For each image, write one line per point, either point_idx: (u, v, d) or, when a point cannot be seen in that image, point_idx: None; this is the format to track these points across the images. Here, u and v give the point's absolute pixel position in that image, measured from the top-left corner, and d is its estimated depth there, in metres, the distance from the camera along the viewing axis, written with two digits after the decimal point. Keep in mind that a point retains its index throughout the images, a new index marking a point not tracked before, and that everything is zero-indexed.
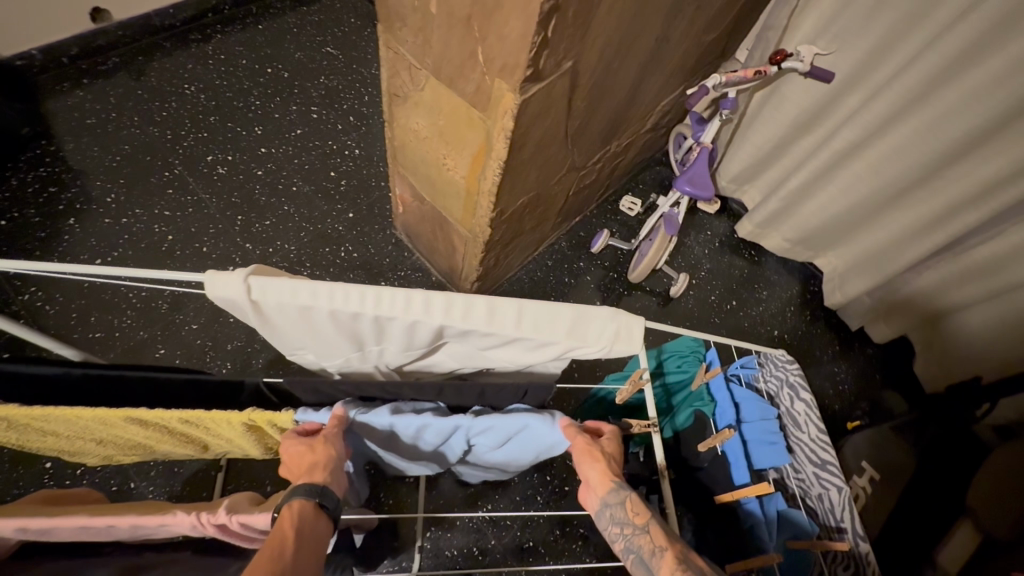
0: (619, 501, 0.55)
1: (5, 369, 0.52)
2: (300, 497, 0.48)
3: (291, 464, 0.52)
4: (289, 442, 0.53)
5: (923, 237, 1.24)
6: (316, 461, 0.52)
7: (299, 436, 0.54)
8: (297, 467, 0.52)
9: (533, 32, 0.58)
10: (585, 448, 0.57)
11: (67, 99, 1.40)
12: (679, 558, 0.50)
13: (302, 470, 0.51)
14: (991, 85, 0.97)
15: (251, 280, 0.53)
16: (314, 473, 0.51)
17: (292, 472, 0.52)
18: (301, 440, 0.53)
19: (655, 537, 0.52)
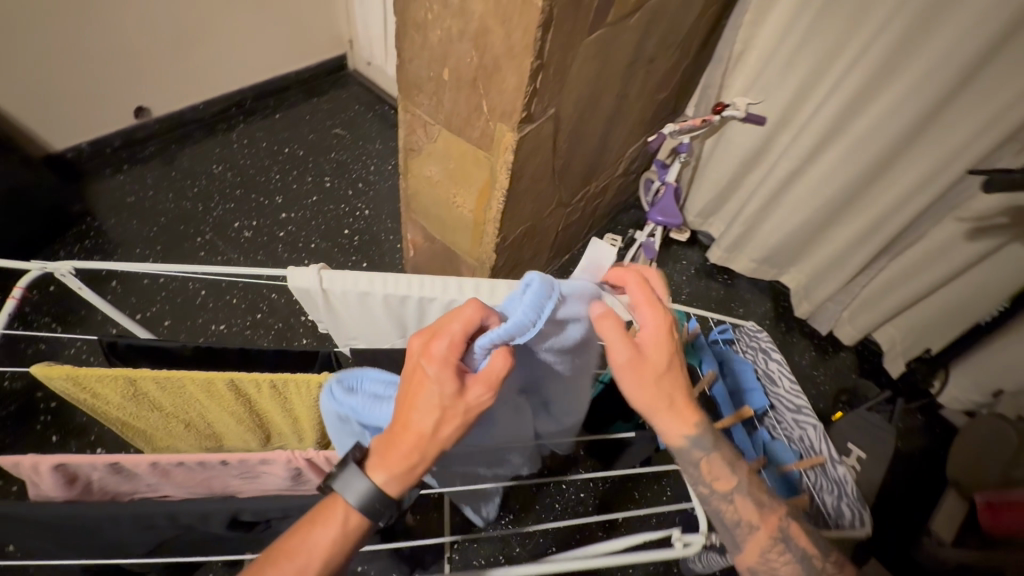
0: (701, 463, 0.60)
1: (135, 344, 0.62)
2: (369, 499, 0.52)
3: (419, 397, 0.51)
4: (442, 352, 0.50)
5: (864, 244, 1.43)
6: (422, 440, 0.51)
7: (440, 390, 0.50)
8: (412, 419, 0.51)
9: (526, 84, 0.79)
10: (630, 370, 0.56)
11: (109, 182, 1.60)
12: (770, 536, 0.60)
13: (400, 447, 0.52)
14: (887, 116, 1.20)
15: (322, 273, 0.67)
16: (409, 468, 0.52)
17: (404, 407, 0.52)
18: (440, 401, 0.50)
19: (742, 511, 0.60)
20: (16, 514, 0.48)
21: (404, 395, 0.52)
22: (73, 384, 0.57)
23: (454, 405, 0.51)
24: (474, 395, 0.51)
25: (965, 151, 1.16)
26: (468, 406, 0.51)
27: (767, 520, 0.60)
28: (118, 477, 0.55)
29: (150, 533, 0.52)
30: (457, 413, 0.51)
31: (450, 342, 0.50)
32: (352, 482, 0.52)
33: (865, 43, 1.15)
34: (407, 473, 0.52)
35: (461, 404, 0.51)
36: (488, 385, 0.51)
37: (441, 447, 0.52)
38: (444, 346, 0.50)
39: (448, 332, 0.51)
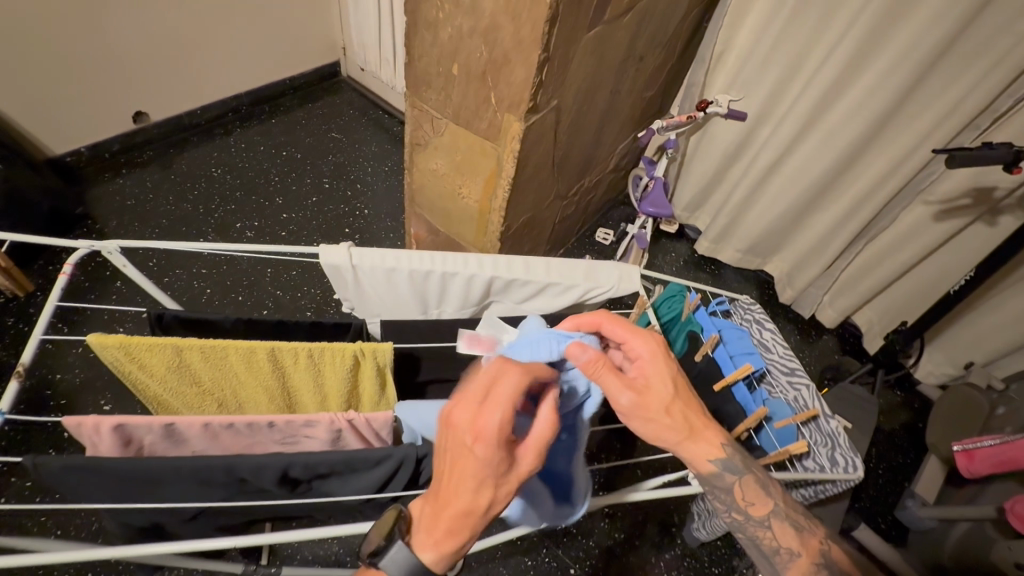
0: (734, 487, 0.60)
1: (181, 317, 0.66)
2: (414, 575, 0.50)
3: (464, 472, 0.48)
4: (490, 428, 0.46)
5: (840, 230, 1.53)
6: (470, 514, 0.49)
7: (488, 464, 0.47)
8: (458, 496, 0.48)
9: (533, 75, 0.85)
10: (636, 413, 0.57)
11: (108, 186, 1.61)
12: (813, 564, 0.58)
13: (444, 522, 0.50)
14: (857, 108, 1.30)
15: (352, 250, 0.71)
16: (455, 542, 0.50)
17: (450, 482, 0.49)
18: (491, 474, 0.48)
19: (782, 539, 0.60)
20: (84, 466, 0.51)
21: (451, 469, 0.49)
22: (125, 354, 0.60)
23: (505, 479, 0.48)
24: (524, 467, 0.49)
25: (929, 137, 1.26)
26: (515, 479, 0.49)
27: (808, 544, 0.60)
28: (170, 440, 0.58)
29: (206, 487, 0.56)
30: (509, 485, 0.49)
31: (501, 417, 0.47)
32: (396, 560, 0.50)
33: (835, 40, 1.25)
34: (453, 546, 0.50)
35: (511, 476, 0.49)
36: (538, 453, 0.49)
37: (488, 519, 0.50)
38: (493, 420, 0.47)
39: (501, 405, 0.47)
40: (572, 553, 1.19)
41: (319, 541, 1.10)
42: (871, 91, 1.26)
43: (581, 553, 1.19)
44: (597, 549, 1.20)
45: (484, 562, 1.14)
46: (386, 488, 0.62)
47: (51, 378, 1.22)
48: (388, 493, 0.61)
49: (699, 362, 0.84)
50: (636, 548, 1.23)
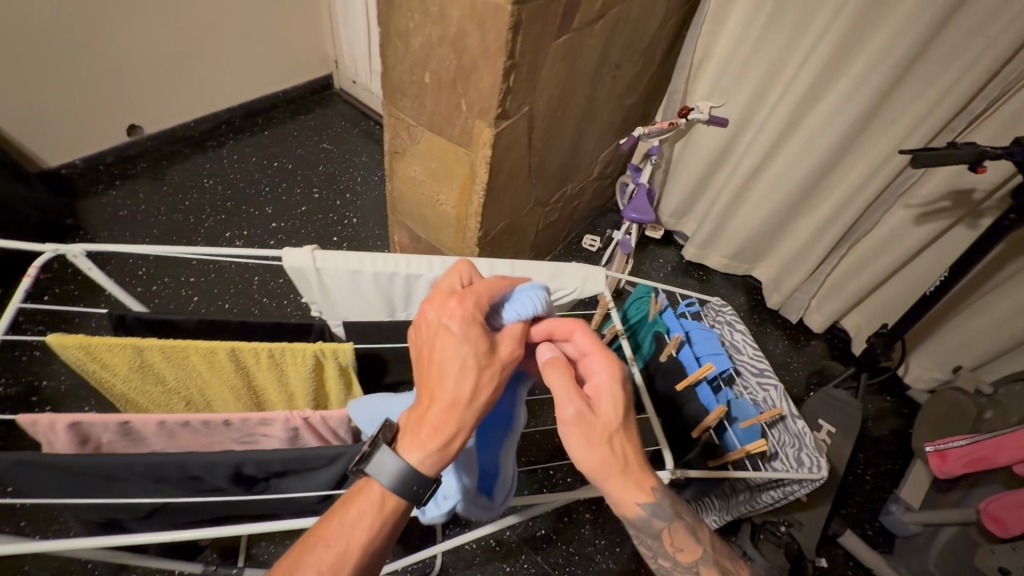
0: (662, 534, 0.58)
1: (145, 318, 0.68)
2: (404, 475, 0.50)
3: (447, 361, 0.51)
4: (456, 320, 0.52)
5: (824, 234, 1.53)
6: (457, 406, 0.50)
7: (471, 350, 0.51)
8: (439, 386, 0.51)
9: (499, 82, 0.87)
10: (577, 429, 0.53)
11: (100, 198, 1.64)
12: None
13: (430, 418, 0.51)
14: (834, 112, 1.31)
15: (316, 252, 0.72)
16: (442, 438, 0.51)
17: (431, 379, 0.52)
18: (474, 361, 0.51)
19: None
20: (36, 462, 0.52)
21: (428, 367, 0.52)
22: (88, 355, 0.61)
23: (483, 364, 0.51)
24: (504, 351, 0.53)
25: (907, 140, 1.27)
26: (496, 363, 0.52)
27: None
28: (128, 438, 0.59)
29: (160, 483, 0.57)
30: (492, 371, 0.52)
31: (475, 303, 0.54)
32: (383, 464, 0.50)
33: (810, 47, 1.27)
34: (441, 443, 0.51)
35: (491, 361, 0.52)
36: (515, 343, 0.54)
37: (473, 409, 0.51)
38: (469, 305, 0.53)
39: (471, 295, 0.54)
40: (551, 559, 1.19)
41: (296, 547, 1.11)
42: (847, 96, 1.27)
43: (560, 559, 1.19)
44: (577, 555, 1.19)
45: (462, 567, 1.14)
46: (343, 484, 0.63)
47: (36, 385, 1.24)
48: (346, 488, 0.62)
49: (664, 363, 0.84)
50: (617, 554, 1.22)
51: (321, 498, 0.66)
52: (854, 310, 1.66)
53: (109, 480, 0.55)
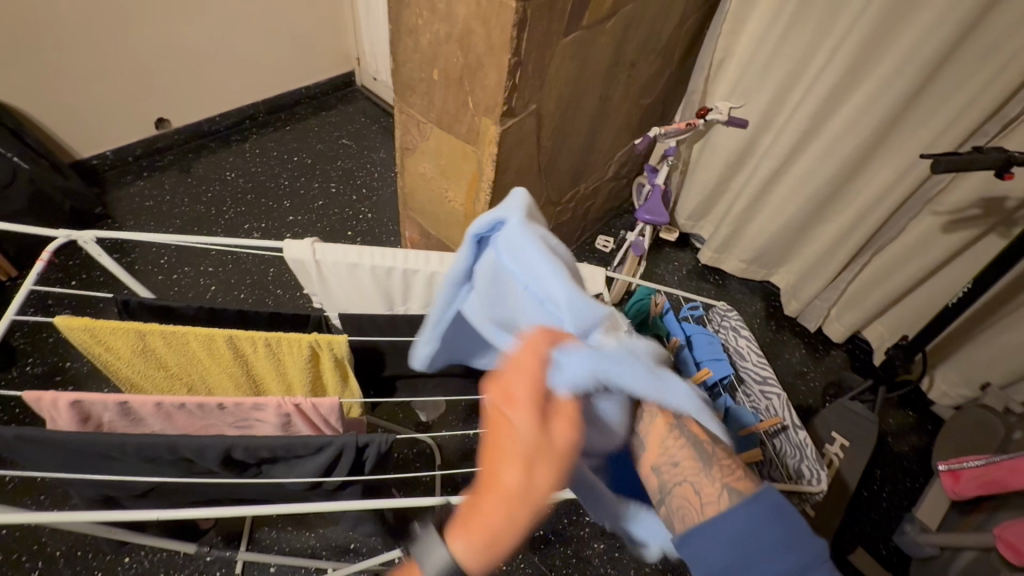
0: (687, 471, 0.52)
1: (150, 303, 0.71)
2: (449, 573, 0.45)
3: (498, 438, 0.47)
4: (529, 416, 0.46)
5: (846, 241, 1.47)
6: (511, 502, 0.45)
7: (526, 432, 0.46)
8: (499, 479, 0.46)
9: (504, 79, 0.87)
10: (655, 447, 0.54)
11: (129, 188, 1.72)
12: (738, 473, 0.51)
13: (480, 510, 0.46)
14: (858, 115, 1.26)
15: (316, 245, 0.73)
16: (497, 541, 0.45)
17: (490, 465, 0.47)
18: (529, 444, 0.46)
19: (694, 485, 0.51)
20: (36, 437, 0.54)
21: (489, 450, 0.48)
22: (91, 336, 0.64)
23: (544, 456, 0.46)
24: (562, 437, 0.47)
25: (936, 144, 1.21)
26: (558, 449, 0.46)
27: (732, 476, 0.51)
28: (126, 418, 0.61)
29: (152, 463, 0.59)
30: (550, 461, 0.46)
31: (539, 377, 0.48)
32: (434, 557, 0.46)
33: (835, 47, 1.22)
34: (494, 548, 0.46)
35: (552, 448, 0.46)
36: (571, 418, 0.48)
37: (535, 506, 0.46)
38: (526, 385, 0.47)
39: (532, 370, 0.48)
40: (549, 560, 1.18)
41: (297, 533, 1.15)
42: (872, 98, 1.22)
43: (558, 562, 1.18)
44: (574, 558, 1.18)
45: None
46: (332, 473, 0.63)
47: (60, 365, 1.30)
48: (333, 477, 0.62)
49: None
50: (616, 559, 1.20)
51: (309, 486, 0.66)
52: (877, 320, 1.60)
53: (105, 459, 0.58)
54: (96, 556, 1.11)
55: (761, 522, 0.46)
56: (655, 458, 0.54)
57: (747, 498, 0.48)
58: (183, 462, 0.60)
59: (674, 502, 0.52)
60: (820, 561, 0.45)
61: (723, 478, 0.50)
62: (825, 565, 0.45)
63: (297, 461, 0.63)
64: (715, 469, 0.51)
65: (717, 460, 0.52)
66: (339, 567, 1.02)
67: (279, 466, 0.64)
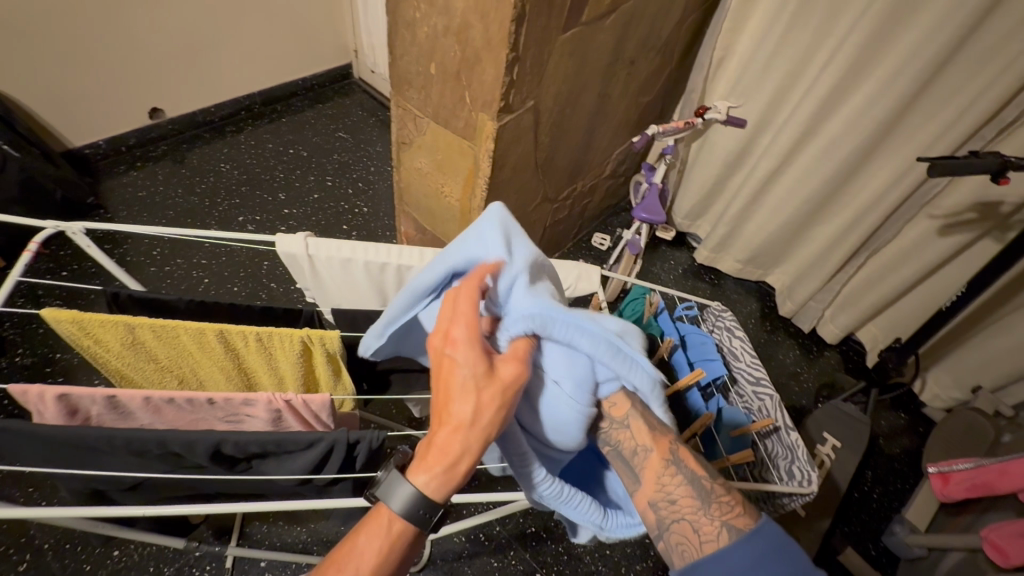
0: (683, 502, 0.55)
1: (139, 295, 0.70)
2: (412, 501, 0.50)
3: (448, 381, 0.51)
4: (469, 351, 0.51)
5: (841, 243, 1.48)
6: (461, 432, 0.50)
7: (468, 369, 0.51)
8: (447, 409, 0.51)
9: (502, 74, 0.86)
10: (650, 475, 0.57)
11: (122, 178, 1.70)
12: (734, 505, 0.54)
13: (436, 441, 0.51)
14: (856, 117, 1.26)
15: (309, 240, 0.72)
16: (452, 465, 0.51)
17: (439, 401, 0.52)
18: (474, 381, 0.50)
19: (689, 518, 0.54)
20: (22, 431, 0.54)
21: (436, 386, 0.52)
22: (79, 329, 0.63)
23: (488, 386, 0.50)
24: (507, 371, 0.51)
25: (934, 146, 1.21)
26: (503, 383, 0.50)
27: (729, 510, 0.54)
28: (114, 412, 0.61)
29: (140, 458, 0.58)
30: (494, 392, 0.50)
31: (475, 320, 0.52)
32: (400, 492, 0.50)
33: (835, 48, 1.22)
34: (451, 472, 0.51)
35: (496, 380, 0.50)
36: (518, 360, 0.52)
37: (482, 434, 0.50)
38: (464, 330, 0.52)
39: (465, 316, 0.52)
40: (540, 557, 1.18)
41: (288, 528, 1.15)
42: (870, 100, 1.21)
43: (549, 558, 1.18)
44: (565, 555, 1.19)
45: (450, 558, 1.15)
46: (322, 470, 0.63)
47: (50, 357, 1.29)
48: (323, 474, 0.62)
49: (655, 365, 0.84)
50: (607, 556, 1.21)
51: (300, 483, 0.66)
52: (871, 322, 1.61)
53: (92, 453, 0.57)
54: (85, 549, 1.10)
55: (764, 561, 0.50)
56: (651, 493, 0.56)
57: (749, 537, 0.51)
58: (172, 457, 0.60)
59: (672, 537, 0.55)
60: None
61: (723, 516, 0.53)
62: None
63: (287, 457, 0.62)
64: (714, 507, 0.54)
65: (716, 497, 0.55)
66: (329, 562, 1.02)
67: (268, 462, 0.63)
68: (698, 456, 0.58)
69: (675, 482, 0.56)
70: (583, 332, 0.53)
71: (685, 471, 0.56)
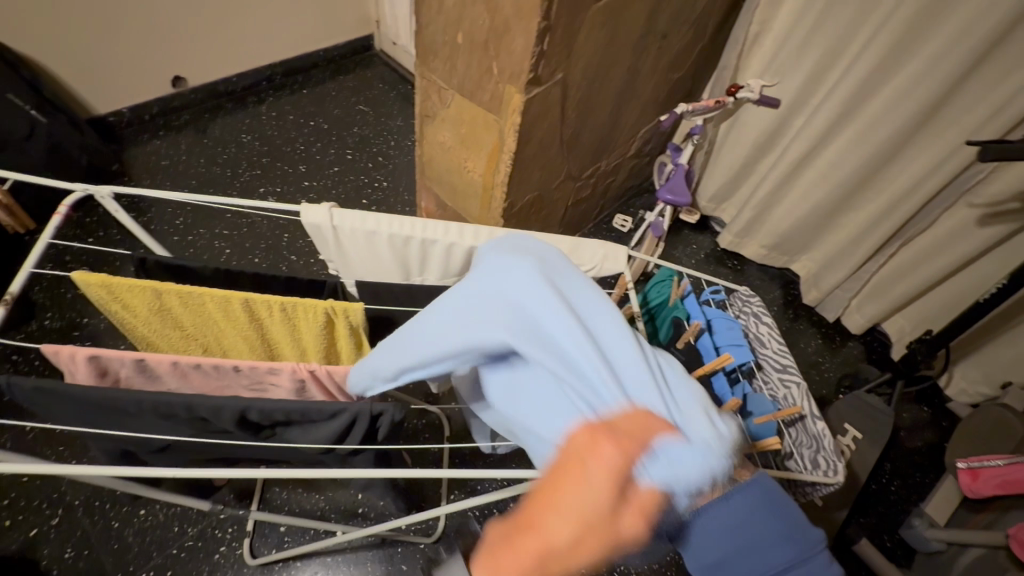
0: None
1: (166, 262, 0.71)
2: None
3: (564, 503, 0.46)
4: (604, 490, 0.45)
5: (873, 231, 1.43)
6: (547, 553, 0.46)
7: (595, 505, 0.45)
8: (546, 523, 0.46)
9: (533, 44, 0.83)
10: None
11: (145, 147, 1.71)
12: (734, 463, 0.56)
13: (519, 551, 0.46)
14: (898, 99, 1.19)
15: (334, 211, 0.71)
16: None
17: (541, 510, 0.47)
18: (593, 522, 0.45)
19: None
20: (54, 390, 0.55)
21: (550, 494, 0.47)
22: (108, 293, 0.63)
23: (604, 530, 0.45)
24: (627, 524, 0.46)
25: (981, 132, 1.14)
26: (616, 530, 0.46)
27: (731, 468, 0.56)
28: (142, 375, 0.61)
29: (168, 421, 0.59)
30: (605, 538, 0.45)
31: (628, 459, 0.46)
32: None
33: (880, 24, 1.15)
34: None
35: (611, 526, 0.46)
36: (640, 515, 0.47)
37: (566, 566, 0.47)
38: (616, 461, 0.45)
39: (629, 450, 0.46)
40: None
41: (307, 495, 1.17)
42: (915, 81, 1.15)
43: None
44: None
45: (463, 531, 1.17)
46: (345, 440, 0.63)
47: (77, 321, 1.32)
48: (346, 445, 0.62)
49: (681, 350, 0.83)
50: None
51: (323, 452, 0.67)
52: (899, 313, 1.56)
53: (122, 415, 0.58)
54: (112, 507, 1.14)
55: (758, 510, 0.52)
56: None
57: (746, 486, 0.53)
58: (198, 423, 0.60)
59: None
60: (815, 549, 0.52)
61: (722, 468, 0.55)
62: (820, 551, 0.52)
63: (311, 427, 0.63)
64: None
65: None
66: (347, 530, 1.05)
67: (292, 430, 0.64)
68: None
69: None
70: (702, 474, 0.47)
71: None
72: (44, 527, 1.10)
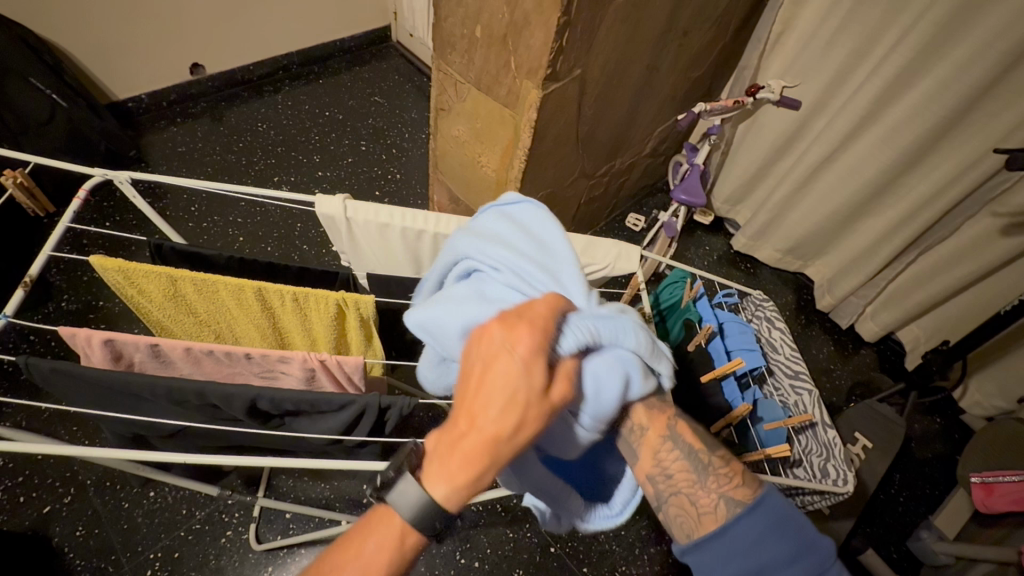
0: (679, 476, 0.49)
1: (182, 248, 0.71)
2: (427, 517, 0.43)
3: (487, 387, 0.42)
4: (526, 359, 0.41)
5: (893, 237, 1.40)
6: (484, 441, 0.42)
7: (519, 380, 0.41)
8: (481, 418, 0.42)
9: (552, 40, 0.82)
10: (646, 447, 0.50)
11: (163, 134, 1.73)
12: (736, 477, 0.48)
13: (462, 446, 0.43)
14: (923, 104, 1.16)
15: (347, 202, 0.71)
16: (472, 478, 0.43)
17: (469, 402, 0.43)
18: (519, 392, 0.41)
19: (688, 495, 0.48)
20: (71, 371, 0.56)
21: (470, 387, 0.43)
22: (124, 278, 0.64)
23: (538, 404, 0.41)
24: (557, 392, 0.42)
25: (1011, 138, 1.11)
26: (554, 405, 0.42)
27: (730, 482, 0.48)
28: (156, 360, 0.62)
29: (181, 407, 0.60)
30: (536, 411, 0.42)
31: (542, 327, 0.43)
32: (405, 493, 0.43)
33: (909, 26, 1.12)
34: (470, 485, 0.44)
35: (546, 401, 0.42)
36: (563, 380, 0.43)
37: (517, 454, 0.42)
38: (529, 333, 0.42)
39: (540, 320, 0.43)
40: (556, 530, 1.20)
41: (312, 483, 1.18)
42: (943, 85, 1.12)
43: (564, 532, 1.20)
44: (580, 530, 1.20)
45: (466, 525, 1.18)
46: (353, 431, 0.63)
47: (94, 304, 1.34)
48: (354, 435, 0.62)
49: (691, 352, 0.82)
50: (622, 536, 1.22)
51: (332, 442, 0.67)
52: (915, 322, 1.53)
53: (137, 398, 0.59)
54: (124, 488, 1.16)
55: (764, 532, 0.44)
56: (649, 467, 0.50)
57: (747, 506, 0.46)
58: (209, 409, 0.61)
59: (670, 510, 0.49)
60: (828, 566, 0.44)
61: (721, 488, 0.47)
62: (835, 564, 0.44)
63: (320, 417, 0.63)
64: (713, 479, 0.48)
65: (713, 469, 0.49)
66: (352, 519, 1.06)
67: (300, 419, 0.64)
68: (694, 429, 0.52)
69: (674, 460, 0.50)
70: (629, 331, 0.47)
71: (684, 448, 0.50)
72: (56, 505, 1.13)
